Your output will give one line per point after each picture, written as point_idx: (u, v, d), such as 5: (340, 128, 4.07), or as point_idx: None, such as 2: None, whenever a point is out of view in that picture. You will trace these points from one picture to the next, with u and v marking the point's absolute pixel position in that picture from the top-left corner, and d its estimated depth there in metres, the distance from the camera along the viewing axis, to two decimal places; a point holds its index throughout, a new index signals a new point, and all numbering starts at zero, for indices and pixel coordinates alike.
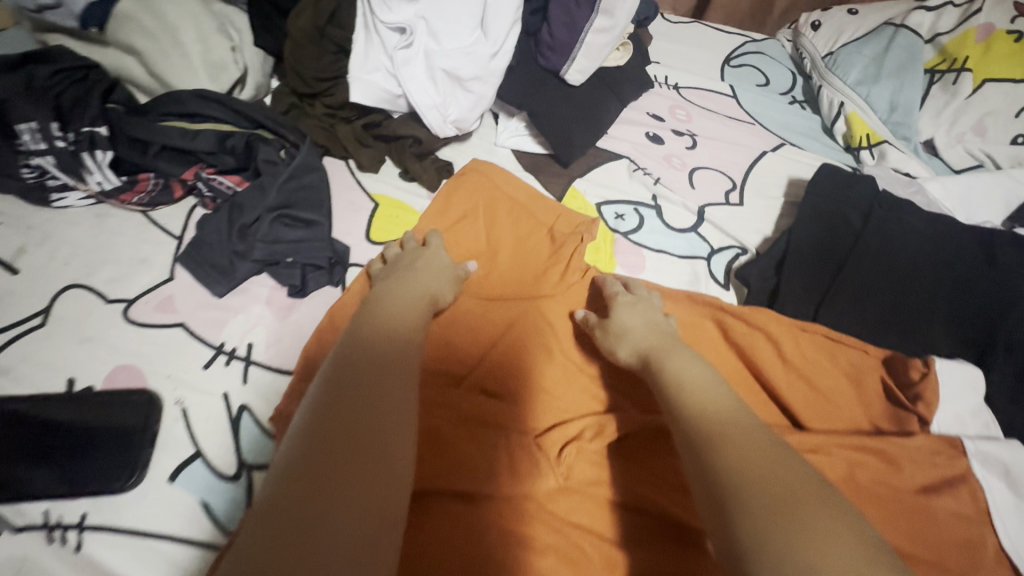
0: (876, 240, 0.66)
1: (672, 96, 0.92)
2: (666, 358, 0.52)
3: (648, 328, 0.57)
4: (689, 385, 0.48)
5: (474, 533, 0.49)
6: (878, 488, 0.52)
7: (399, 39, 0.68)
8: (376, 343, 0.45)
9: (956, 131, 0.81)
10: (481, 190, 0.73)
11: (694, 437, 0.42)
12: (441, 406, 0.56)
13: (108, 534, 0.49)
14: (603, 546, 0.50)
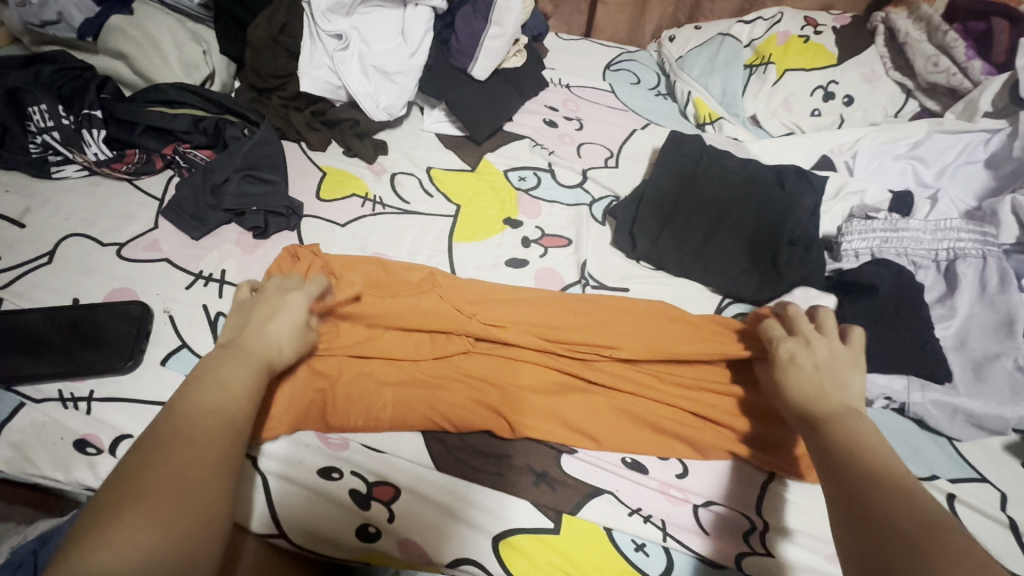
0: (704, 177, 0.89)
1: (564, 93, 1.16)
2: (825, 399, 0.54)
3: (831, 383, 0.56)
4: (850, 431, 0.50)
5: (397, 381, 0.67)
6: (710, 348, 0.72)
7: (337, 43, 0.88)
8: (206, 411, 0.46)
9: (771, 107, 1.08)
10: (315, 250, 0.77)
11: (854, 485, 0.45)
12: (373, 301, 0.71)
13: (112, 403, 0.62)
14: (499, 383, 0.68)
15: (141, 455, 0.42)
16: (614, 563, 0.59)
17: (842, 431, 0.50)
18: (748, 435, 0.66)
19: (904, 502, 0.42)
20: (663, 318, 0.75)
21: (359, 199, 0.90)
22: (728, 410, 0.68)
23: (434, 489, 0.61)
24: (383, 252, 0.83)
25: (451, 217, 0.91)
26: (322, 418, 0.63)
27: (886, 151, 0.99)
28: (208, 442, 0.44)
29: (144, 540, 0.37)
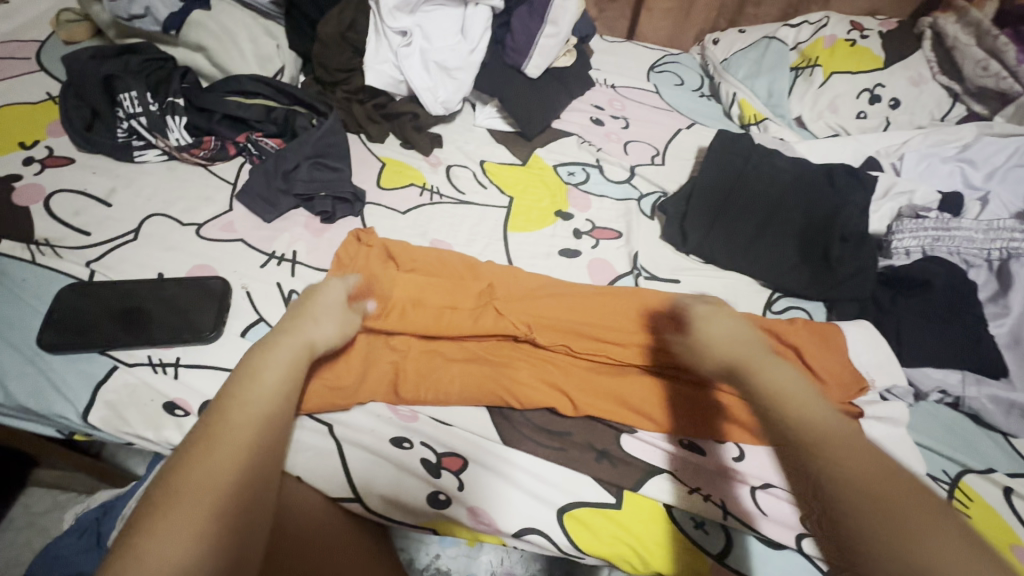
0: (753, 174, 0.92)
1: (610, 92, 1.19)
2: (743, 361, 0.50)
3: (737, 347, 0.53)
4: (776, 390, 0.46)
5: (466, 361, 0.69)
6: (766, 340, 0.74)
7: (400, 39, 0.93)
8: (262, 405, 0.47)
9: (817, 108, 1.09)
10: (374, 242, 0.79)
11: (795, 442, 0.42)
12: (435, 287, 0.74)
13: (197, 369, 0.66)
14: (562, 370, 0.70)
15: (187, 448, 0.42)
16: (676, 540, 0.60)
17: (768, 390, 0.46)
18: None
19: (865, 454, 0.39)
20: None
21: (417, 188, 0.93)
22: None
23: (502, 462, 0.63)
24: (442, 239, 0.86)
25: (505, 208, 0.94)
26: (395, 390, 0.66)
27: (933, 154, 1.00)
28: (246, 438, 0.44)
29: (182, 531, 0.37)
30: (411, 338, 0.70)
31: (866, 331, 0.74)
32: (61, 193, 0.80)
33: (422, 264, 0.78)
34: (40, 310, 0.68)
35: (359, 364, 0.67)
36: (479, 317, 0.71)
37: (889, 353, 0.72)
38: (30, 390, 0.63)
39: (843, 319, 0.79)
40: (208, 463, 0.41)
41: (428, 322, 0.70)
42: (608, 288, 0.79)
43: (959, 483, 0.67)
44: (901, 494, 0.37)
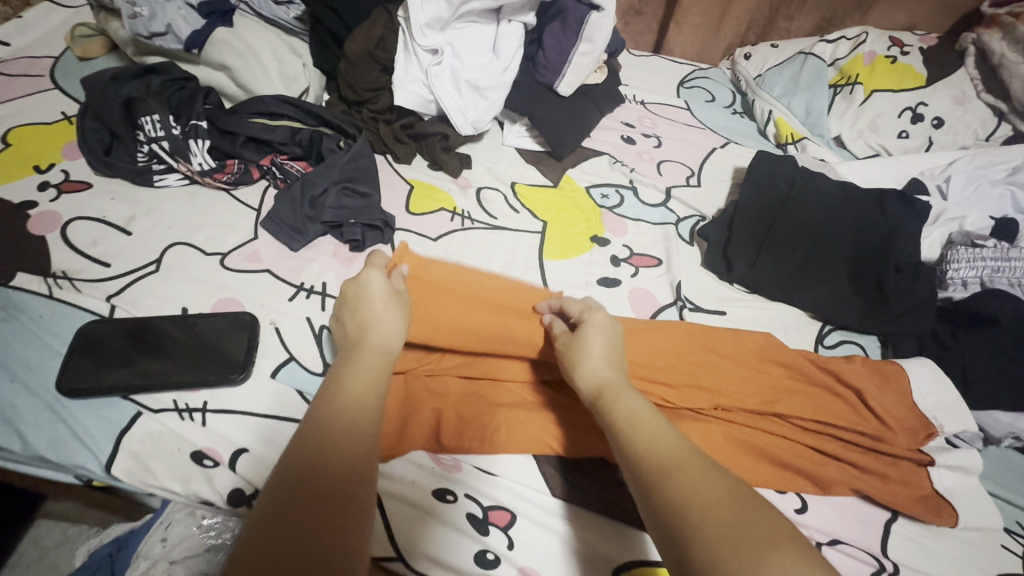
0: (799, 198, 0.88)
1: (640, 110, 1.16)
2: (640, 430, 0.48)
3: (648, 416, 0.50)
4: (659, 456, 0.45)
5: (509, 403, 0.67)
6: (826, 381, 0.70)
7: (431, 58, 0.89)
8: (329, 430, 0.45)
9: (857, 128, 1.06)
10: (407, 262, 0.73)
11: (645, 475, 0.45)
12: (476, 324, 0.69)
13: (226, 415, 0.62)
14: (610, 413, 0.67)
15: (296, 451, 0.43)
16: None
17: (656, 460, 0.45)
18: (874, 470, 0.64)
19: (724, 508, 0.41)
20: (766, 349, 0.73)
21: (448, 213, 0.90)
22: (848, 446, 0.66)
23: (552, 516, 0.60)
24: (476, 267, 0.82)
25: (539, 234, 0.90)
26: (439, 439, 0.63)
27: (982, 176, 0.97)
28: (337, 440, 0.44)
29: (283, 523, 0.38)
30: (454, 380, 0.69)
31: (930, 369, 0.70)
32: (78, 221, 0.76)
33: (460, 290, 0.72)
34: (59, 350, 0.64)
35: (401, 410, 0.65)
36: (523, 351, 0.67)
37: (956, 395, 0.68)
38: (49, 438, 0.59)
39: (900, 356, 0.75)
40: (279, 488, 0.40)
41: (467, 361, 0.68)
42: (654, 323, 0.76)
43: None
44: (761, 545, 0.38)
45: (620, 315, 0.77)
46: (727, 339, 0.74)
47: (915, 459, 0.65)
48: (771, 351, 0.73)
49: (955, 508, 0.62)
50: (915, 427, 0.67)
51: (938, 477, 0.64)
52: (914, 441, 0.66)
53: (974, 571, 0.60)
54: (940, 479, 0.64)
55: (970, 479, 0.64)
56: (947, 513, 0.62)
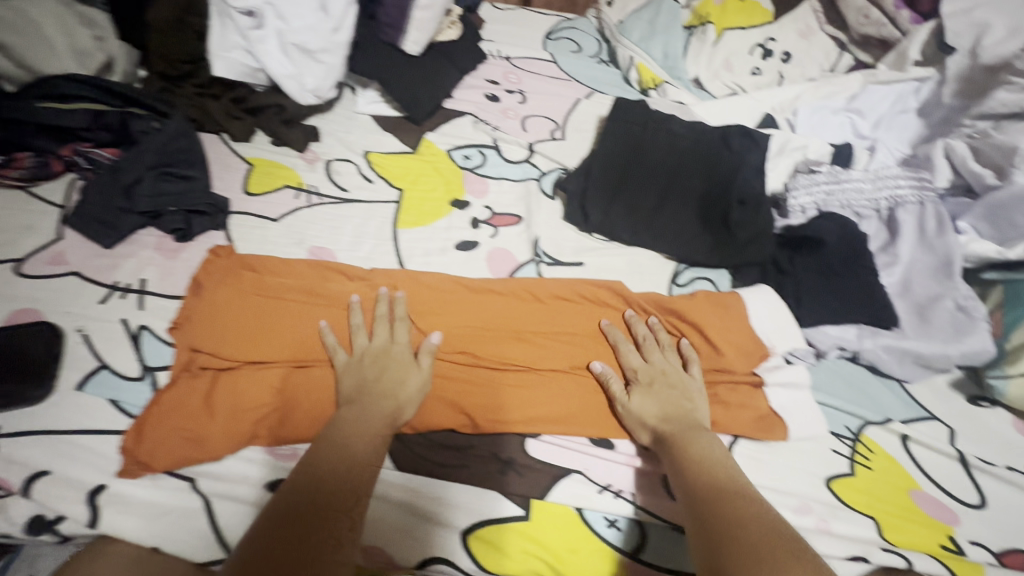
0: (651, 141, 0.88)
1: (504, 65, 1.12)
2: (711, 470, 0.53)
3: (726, 463, 0.55)
4: (726, 487, 0.51)
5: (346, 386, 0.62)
6: (669, 322, 0.72)
7: (248, 21, 0.80)
8: (349, 446, 0.53)
9: (713, 68, 1.07)
10: (231, 260, 0.69)
11: (700, 502, 0.51)
12: (307, 312, 0.66)
13: (21, 438, 0.56)
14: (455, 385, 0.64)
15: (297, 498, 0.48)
16: (588, 543, 0.58)
17: (717, 490, 0.51)
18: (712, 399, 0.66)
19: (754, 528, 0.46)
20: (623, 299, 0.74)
21: (292, 190, 0.84)
22: None
23: (393, 489, 0.58)
24: (322, 246, 0.77)
25: (394, 203, 0.86)
26: (267, 434, 0.59)
27: (824, 106, 1.01)
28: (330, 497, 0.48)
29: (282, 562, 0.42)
30: (278, 368, 0.62)
31: (769, 297, 0.73)
32: None
33: (286, 279, 0.69)
34: None
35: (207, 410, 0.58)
36: (372, 331, 0.66)
37: (787, 318, 0.71)
38: None
39: (746, 285, 0.78)
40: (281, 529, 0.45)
41: (299, 347, 0.63)
42: (505, 283, 0.74)
43: (860, 437, 0.69)
44: (792, 553, 0.43)
45: (470, 279, 0.75)
46: (580, 291, 0.74)
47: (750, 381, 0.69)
48: (620, 299, 0.74)
49: (785, 423, 0.66)
50: (752, 350, 0.70)
51: (774, 396, 0.68)
52: (751, 365, 0.69)
53: (807, 476, 0.65)
54: (776, 397, 0.67)
55: (801, 393, 0.68)
56: (779, 430, 0.66)
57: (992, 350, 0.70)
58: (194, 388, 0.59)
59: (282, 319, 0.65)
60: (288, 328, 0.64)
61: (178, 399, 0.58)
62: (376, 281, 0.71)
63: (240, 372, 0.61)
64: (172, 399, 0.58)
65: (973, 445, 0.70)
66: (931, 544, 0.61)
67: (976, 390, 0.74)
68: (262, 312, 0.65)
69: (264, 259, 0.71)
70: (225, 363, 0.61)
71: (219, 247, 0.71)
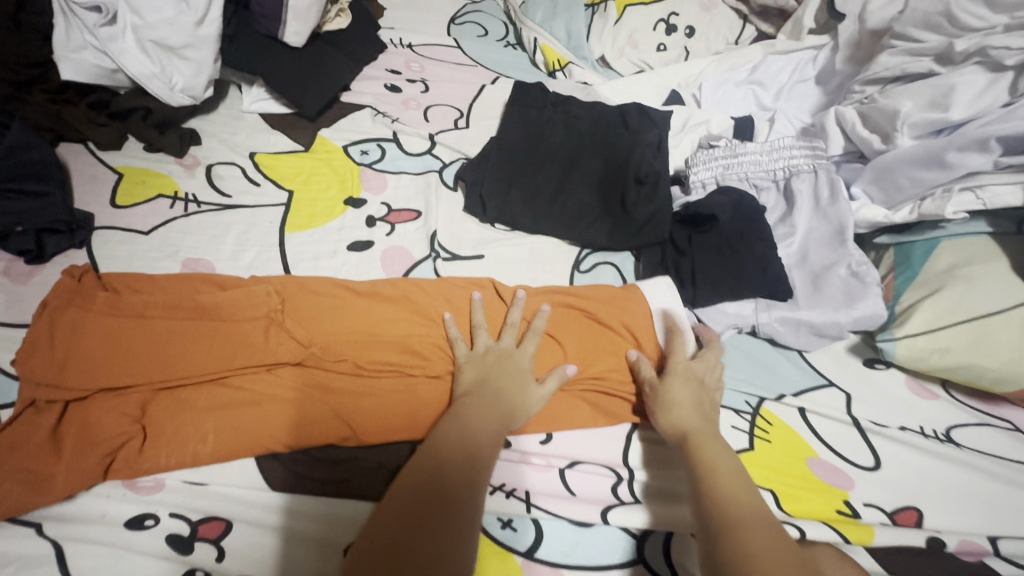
0: (549, 125, 0.86)
1: (406, 53, 1.07)
2: (733, 483, 0.51)
3: (736, 469, 0.53)
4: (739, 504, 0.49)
5: (220, 407, 0.58)
6: (571, 321, 0.70)
7: (98, 17, 0.74)
8: (471, 428, 0.53)
9: (617, 46, 1.06)
10: (84, 282, 0.63)
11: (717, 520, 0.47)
12: (172, 330, 0.61)
13: None
14: (338, 398, 0.61)
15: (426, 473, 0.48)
16: (479, 547, 0.55)
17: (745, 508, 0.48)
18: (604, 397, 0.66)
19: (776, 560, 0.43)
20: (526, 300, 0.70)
21: (167, 200, 0.78)
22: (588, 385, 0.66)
23: (269, 511, 0.55)
24: (198, 257, 0.73)
25: (283, 205, 0.81)
26: (128, 466, 0.54)
27: (728, 79, 1.00)
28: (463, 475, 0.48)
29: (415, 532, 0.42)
30: (144, 392, 0.58)
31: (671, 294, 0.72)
32: None
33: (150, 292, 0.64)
34: None
35: (55, 448, 0.53)
36: (242, 345, 0.61)
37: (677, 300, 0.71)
38: None
39: (647, 267, 0.77)
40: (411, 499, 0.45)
41: (159, 369, 0.59)
42: (397, 283, 0.71)
43: (760, 411, 0.69)
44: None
45: (360, 283, 0.71)
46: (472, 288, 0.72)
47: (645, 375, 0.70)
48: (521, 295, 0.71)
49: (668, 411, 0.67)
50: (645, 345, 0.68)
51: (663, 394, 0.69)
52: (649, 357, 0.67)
53: None
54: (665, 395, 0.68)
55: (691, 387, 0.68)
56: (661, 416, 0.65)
57: (882, 314, 0.71)
58: (39, 426, 0.54)
59: (138, 341, 0.60)
60: (145, 351, 0.59)
61: (19, 438, 0.53)
62: (249, 288, 0.65)
63: (95, 403, 0.57)
64: (10, 440, 0.53)
65: (869, 408, 0.71)
66: (826, 511, 0.62)
67: (871, 353, 0.75)
68: (119, 334, 0.60)
69: (128, 279, 0.66)
70: (72, 394, 0.56)
71: (75, 268, 0.65)
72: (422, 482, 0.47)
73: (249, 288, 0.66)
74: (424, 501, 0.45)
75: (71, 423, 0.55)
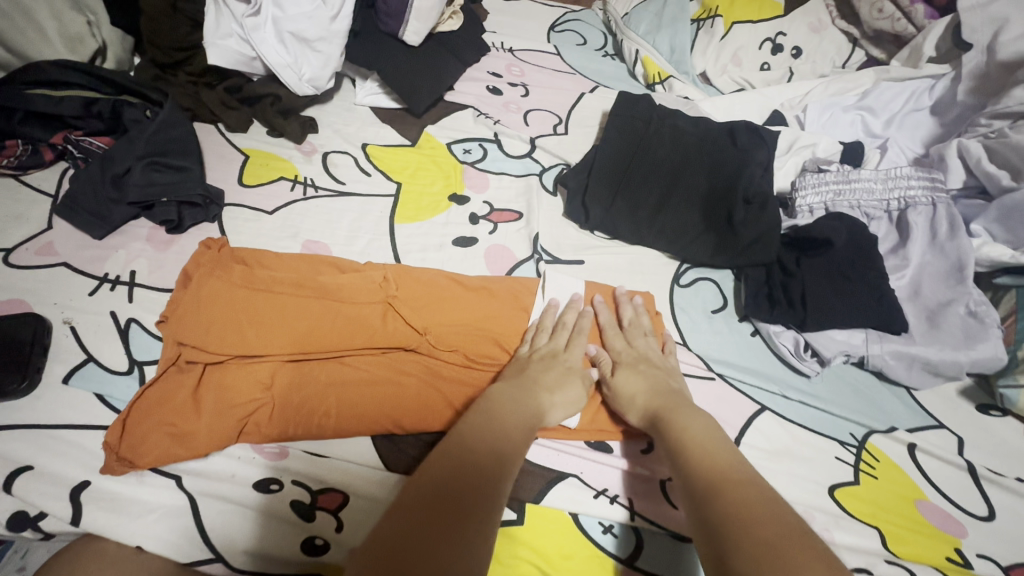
0: (655, 136, 0.85)
1: (508, 58, 1.10)
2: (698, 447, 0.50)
3: (711, 434, 0.52)
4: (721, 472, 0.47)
5: (342, 384, 0.61)
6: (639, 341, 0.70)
7: (246, 8, 0.78)
8: (491, 422, 0.51)
9: (720, 63, 1.05)
10: (221, 256, 0.67)
11: (702, 486, 0.46)
12: (297, 304, 0.63)
13: (4, 432, 0.55)
14: (448, 390, 0.63)
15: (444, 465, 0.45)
16: (583, 550, 0.56)
17: (714, 472, 0.47)
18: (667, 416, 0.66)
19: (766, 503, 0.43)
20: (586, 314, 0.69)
21: (288, 182, 0.82)
22: None
23: (386, 490, 0.57)
24: (317, 240, 0.76)
25: (392, 197, 0.84)
26: (261, 431, 0.58)
27: (835, 103, 0.98)
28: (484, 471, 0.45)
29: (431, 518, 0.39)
30: (272, 361, 0.61)
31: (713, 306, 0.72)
32: None
33: (276, 264, 0.68)
34: None
35: (195, 407, 0.57)
36: (363, 326, 0.64)
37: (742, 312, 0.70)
38: None
39: (750, 286, 0.76)
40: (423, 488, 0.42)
41: (288, 341, 0.61)
42: (502, 282, 0.72)
43: (865, 445, 0.67)
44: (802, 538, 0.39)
45: (466, 279, 0.71)
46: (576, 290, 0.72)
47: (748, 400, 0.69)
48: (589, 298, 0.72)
49: (768, 435, 0.66)
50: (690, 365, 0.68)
51: (764, 417, 0.68)
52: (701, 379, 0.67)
53: (811, 486, 0.63)
54: (764, 418, 0.68)
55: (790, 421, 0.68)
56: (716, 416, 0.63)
57: (1003, 358, 0.68)
58: (184, 386, 0.58)
59: (269, 311, 0.62)
60: (275, 321, 0.61)
61: (165, 394, 0.57)
62: (368, 273, 0.68)
63: (230, 367, 0.60)
64: (160, 394, 0.57)
65: (983, 455, 0.67)
66: (937, 556, 0.59)
67: (985, 398, 0.72)
68: (251, 303, 0.62)
69: (257, 254, 0.69)
70: (210, 358, 0.59)
71: (210, 240, 0.69)
72: (442, 474, 0.43)
73: (365, 271, 0.69)
74: (445, 491, 0.42)
75: (208, 384, 0.58)
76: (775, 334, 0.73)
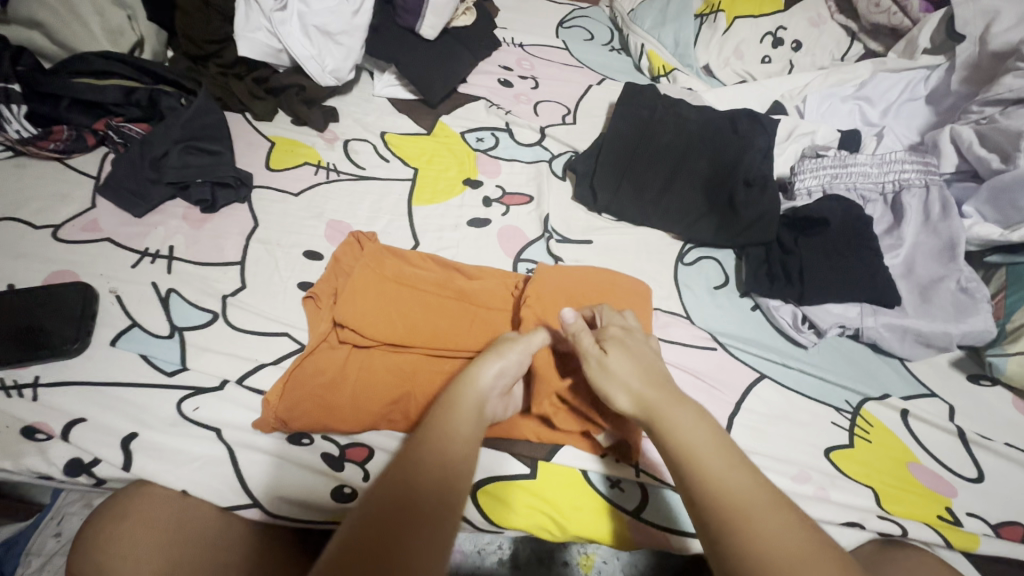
0: (660, 122, 0.89)
1: (518, 52, 1.14)
2: (695, 457, 0.45)
3: (713, 439, 0.46)
4: (731, 498, 0.42)
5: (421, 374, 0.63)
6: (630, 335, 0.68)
7: (274, 3, 0.84)
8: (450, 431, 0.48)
9: (723, 56, 1.10)
10: (344, 253, 0.74)
11: (719, 514, 0.42)
12: (393, 299, 0.68)
13: (60, 387, 0.59)
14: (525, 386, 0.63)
15: (400, 476, 0.44)
16: (591, 502, 0.60)
17: (723, 498, 0.42)
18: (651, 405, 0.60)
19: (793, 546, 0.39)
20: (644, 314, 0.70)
21: (312, 167, 0.87)
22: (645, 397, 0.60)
23: None
24: (340, 219, 0.81)
25: (409, 181, 0.89)
26: (341, 416, 0.60)
27: (834, 94, 1.02)
28: (440, 488, 0.43)
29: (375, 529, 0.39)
30: (365, 351, 0.65)
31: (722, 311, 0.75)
32: None
33: (376, 258, 0.72)
34: None
35: (290, 383, 0.61)
36: (460, 324, 0.66)
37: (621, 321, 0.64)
38: None
39: (750, 264, 0.80)
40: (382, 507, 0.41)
41: (380, 331, 0.65)
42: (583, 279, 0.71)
43: (860, 411, 0.71)
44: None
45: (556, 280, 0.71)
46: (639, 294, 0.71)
47: (749, 370, 0.73)
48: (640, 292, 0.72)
49: (766, 399, 0.70)
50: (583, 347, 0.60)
51: (763, 385, 0.71)
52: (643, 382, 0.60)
53: (807, 447, 0.67)
54: (763, 386, 0.71)
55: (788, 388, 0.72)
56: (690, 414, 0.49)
57: (992, 330, 0.72)
58: (302, 363, 0.63)
59: (366, 303, 0.66)
60: (373, 314, 0.66)
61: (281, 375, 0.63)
62: (458, 277, 0.73)
63: (346, 352, 0.64)
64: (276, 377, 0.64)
65: (973, 421, 0.71)
66: (928, 514, 0.62)
67: (976, 368, 0.76)
68: (350, 295, 0.67)
69: (345, 249, 0.74)
70: (315, 344, 0.65)
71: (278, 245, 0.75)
72: (397, 484, 0.43)
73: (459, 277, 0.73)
74: (402, 506, 0.41)
75: (305, 366, 0.63)
76: (774, 308, 0.77)
